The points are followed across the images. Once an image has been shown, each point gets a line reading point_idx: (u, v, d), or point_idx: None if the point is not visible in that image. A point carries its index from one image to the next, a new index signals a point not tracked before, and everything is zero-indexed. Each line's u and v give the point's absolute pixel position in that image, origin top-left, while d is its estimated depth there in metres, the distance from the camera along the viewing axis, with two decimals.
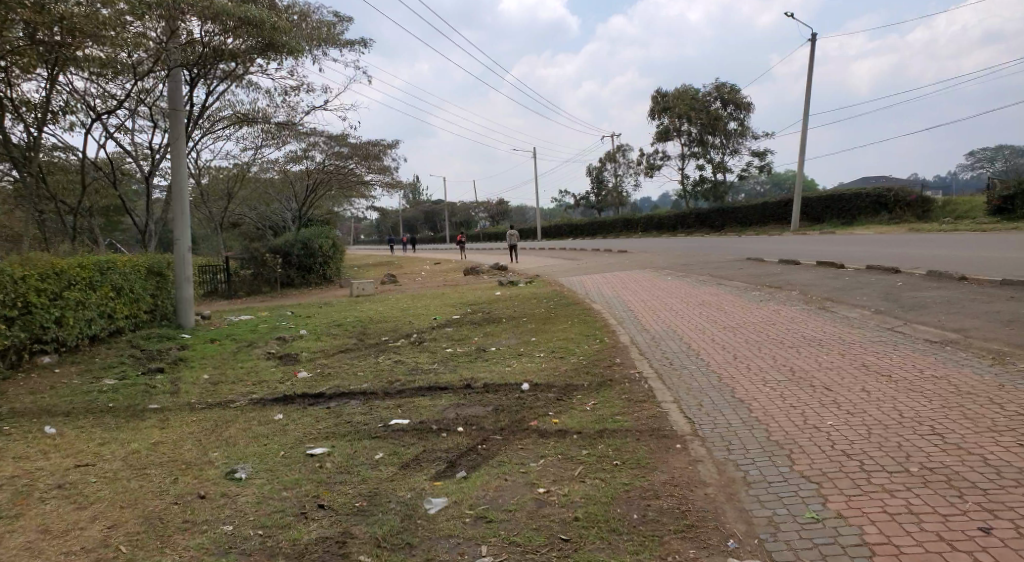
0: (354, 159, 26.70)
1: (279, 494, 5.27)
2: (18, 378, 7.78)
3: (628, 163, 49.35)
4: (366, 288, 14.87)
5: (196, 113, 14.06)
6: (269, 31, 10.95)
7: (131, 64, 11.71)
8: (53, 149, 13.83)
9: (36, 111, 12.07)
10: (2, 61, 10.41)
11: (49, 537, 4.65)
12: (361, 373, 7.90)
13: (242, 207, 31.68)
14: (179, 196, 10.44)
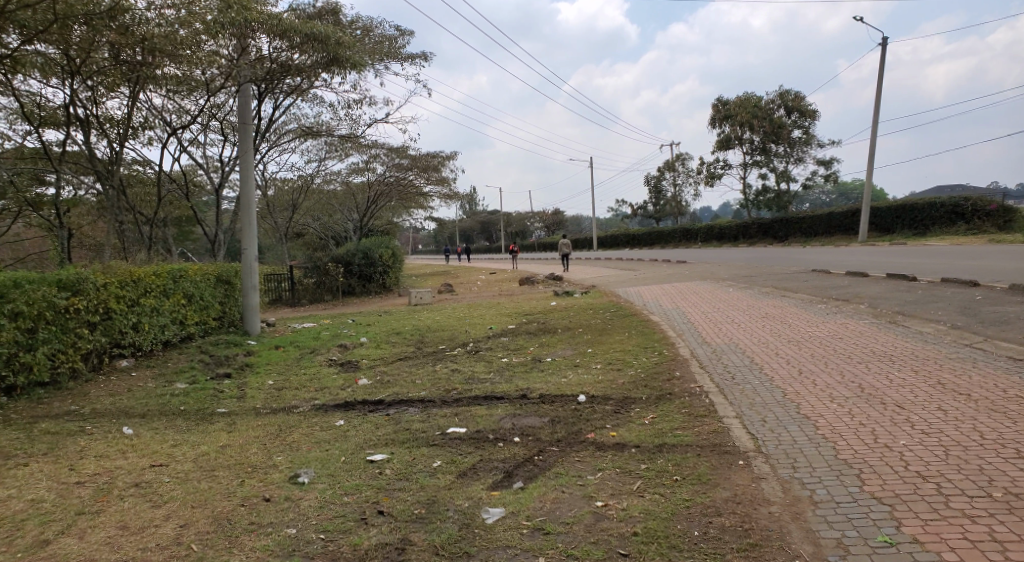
0: (414, 171, 27.17)
1: (340, 500, 5.37)
2: (99, 380, 8.18)
3: (688, 172, 48.70)
4: (424, 298, 15.09)
5: (263, 127, 14.56)
6: (333, 46, 11.42)
7: (204, 81, 12.21)
8: (132, 163, 14.57)
9: (118, 127, 12.75)
10: (89, 80, 11.08)
11: (126, 533, 4.86)
12: (419, 381, 8.00)
13: (306, 218, 32.63)
14: (247, 207, 10.80)
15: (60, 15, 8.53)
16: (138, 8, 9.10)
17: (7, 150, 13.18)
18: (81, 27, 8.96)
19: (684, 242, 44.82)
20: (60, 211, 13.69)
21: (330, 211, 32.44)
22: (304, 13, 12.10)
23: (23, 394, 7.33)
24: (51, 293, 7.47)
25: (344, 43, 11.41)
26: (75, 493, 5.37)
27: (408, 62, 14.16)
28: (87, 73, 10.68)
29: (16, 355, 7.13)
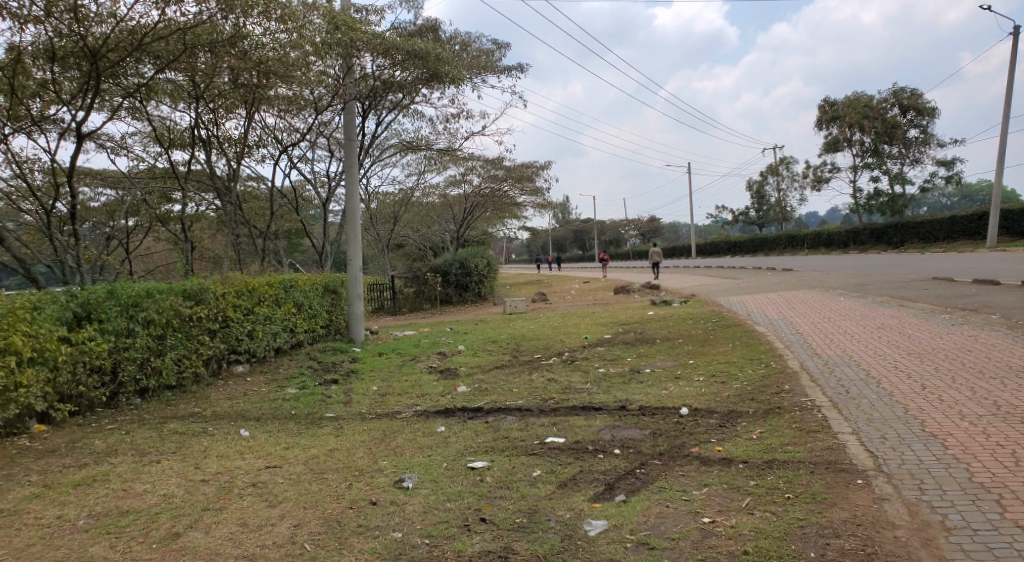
0: (510, 182, 27.46)
1: (444, 506, 5.46)
2: (219, 384, 8.72)
3: (794, 176, 46.85)
4: (519, 306, 15.19)
5: (365, 143, 15.15)
6: (432, 62, 11.73)
7: (313, 100, 12.84)
8: (247, 180, 15.54)
9: (236, 146, 13.55)
10: (211, 104, 11.94)
11: (247, 530, 5.11)
12: (516, 390, 8.04)
13: (406, 230, 33.74)
14: (351, 220, 11.21)
15: (189, 44, 9.33)
16: (257, 34, 9.69)
17: (140, 171, 14.37)
18: (205, 54, 9.69)
19: (790, 248, 43.00)
20: (185, 226, 14.72)
21: (429, 223, 33.30)
22: (405, 32, 12.50)
23: (154, 396, 7.91)
24: (178, 302, 8.11)
25: (442, 58, 11.65)
26: (201, 491, 5.71)
27: (505, 74, 14.31)
28: (209, 97, 11.53)
29: (148, 360, 7.74)
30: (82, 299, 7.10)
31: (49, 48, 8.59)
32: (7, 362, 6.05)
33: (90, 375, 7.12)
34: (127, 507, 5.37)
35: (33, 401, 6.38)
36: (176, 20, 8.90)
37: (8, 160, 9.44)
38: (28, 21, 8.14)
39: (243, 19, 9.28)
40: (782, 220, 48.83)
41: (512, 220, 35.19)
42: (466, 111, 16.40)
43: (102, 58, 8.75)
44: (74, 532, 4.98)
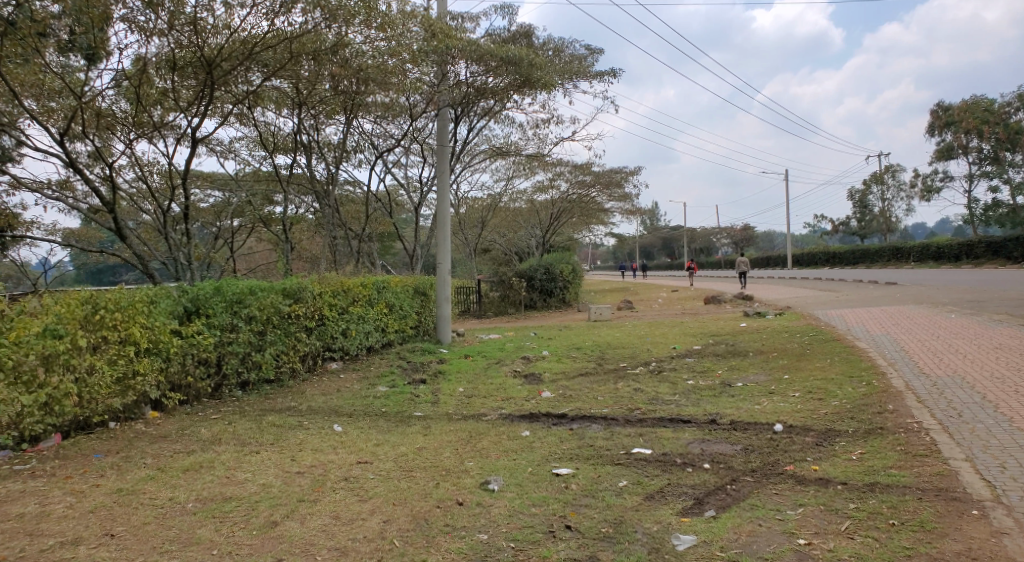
0: (598, 189, 27.29)
1: (529, 510, 5.46)
2: (314, 379, 9.09)
3: (900, 185, 44.52)
4: (604, 314, 15.06)
5: (457, 149, 15.44)
6: (525, 68, 11.83)
7: (409, 107, 13.19)
8: (343, 184, 16.14)
9: (335, 150, 14.16)
10: (314, 110, 12.49)
11: (338, 523, 5.27)
12: (602, 398, 7.98)
13: (492, 235, 34.26)
14: (442, 223, 11.44)
15: (295, 53, 9.68)
16: (358, 42, 9.99)
17: (245, 174, 15.18)
18: (309, 62, 10.10)
19: (891, 260, 40.71)
20: (285, 227, 15.37)
21: (515, 228, 33.66)
22: (499, 38, 12.65)
23: (254, 389, 8.33)
24: (278, 300, 8.51)
25: (536, 64, 11.73)
26: (297, 482, 5.94)
27: (598, 80, 14.29)
28: (312, 104, 12.03)
29: (249, 354, 8.16)
30: (192, 294, 7.54)
31: (170, 59, 9.19)
32: (127, 352, 6.67)
33: (198, 367, 7.60)
34: (230, 493, 5.64)
35: (148, 389, 6.93)
36: (284, 29, 9.30)
37: (133, 163, 10.16)
38: (154, 33, 8.72)
39: (345, 28, 9.64)
40: (886, 231, 46.43)
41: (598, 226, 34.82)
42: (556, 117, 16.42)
43: (217, 66, 9.28)
44: (183, 514, 5.26)
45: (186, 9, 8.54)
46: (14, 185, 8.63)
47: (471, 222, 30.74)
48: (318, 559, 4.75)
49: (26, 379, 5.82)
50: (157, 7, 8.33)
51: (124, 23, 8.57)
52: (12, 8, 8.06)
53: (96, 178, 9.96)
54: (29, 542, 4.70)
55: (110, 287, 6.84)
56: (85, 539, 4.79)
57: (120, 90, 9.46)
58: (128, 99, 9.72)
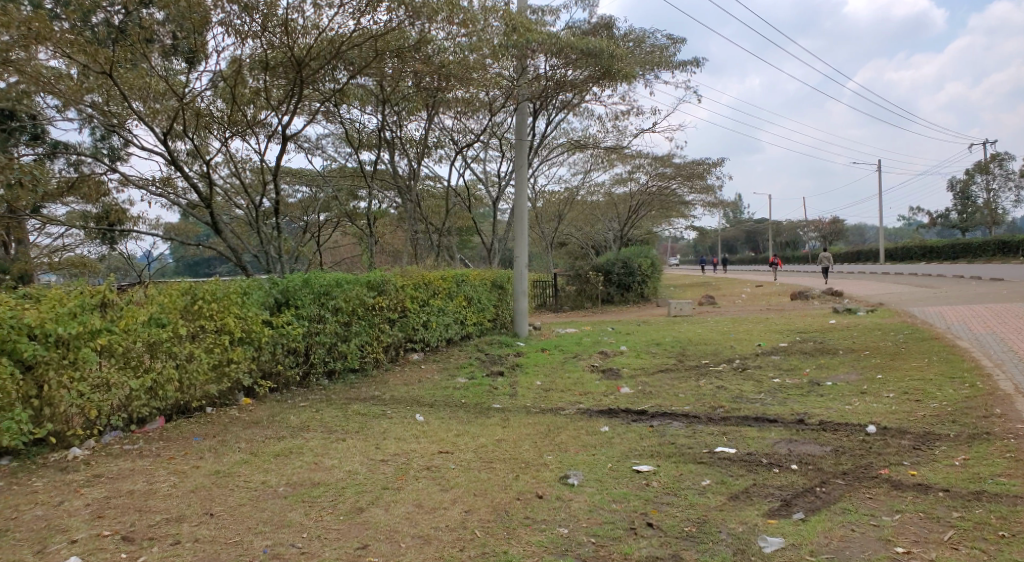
0: (678, 182, 26.34)
1: (609, 506, 5.42)
2: (396, 369, 9.33)
3: (1007, 175, 41.76)
4: (684, 309, 14.83)
5: (535, 143, 15.48)
6: (606, 60, 11.68)
7: (488, 102, 13.24)
8: (424, 179, 16.44)
9: (417, 146, 14.41)
10: (398, 107, 12.77)
11: (421, 511, 5.36)
12: (683, 395, 7.84)
13: (569, 229, 34.24)
14: (519, 217, 11.48)
15: (379, 51, 9.93)
16: (440, 38, 10.15)
17: (332, 170, 15.62)
18: (393, 60, 10.36)
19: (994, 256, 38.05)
20: (369, 221, 15.76)
21: (592, 222, 33.52)
22: (579, 30, 12.52)
23: (339, 378, 8.62)
24: (363, 292, 8.78)
25: (617, 56, 11.58)
26: (381, 470, 6.09)
27: (680, 70, 13.98)
28: (395, 101, 12.41)
29: (335, 344, 8.46)
30: (283, 286, 7.85)
31: (263, 60, 9.52)
32: (222, 340, 7.05)
33: (288, 355, 7.94)
34: (318, 479, 5.83)
35: (241, 376, 7.30)
36: (370, 28, 9.50)
37: (228, 160, 10.62)
38: (248, 36, 9.08)
39: (428, 25, 9.77)
40: (991, 224, 43.53)
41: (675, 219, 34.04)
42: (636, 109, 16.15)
43: (306, 66, 9.58)
44: (275, 497, 5.48)
45: (278, 11, 8.84)
46: (124, 182, 9.20)
47: (548, 216, 30.75)
48: (402, 546, 4.84)
49: (135, 363, 6.31)
50: (252, 11, 8.68)
51: (222, 27, 8.96)
52: (122, 17, 8.89)
53: (194, 175, 10.49)
54: (139, 518, 5.00)
55: (208, 278, 7.25)
56: (188, 517, 5.06)
57: (217, 90, 9.88)
58: (224, 100, 10.17)
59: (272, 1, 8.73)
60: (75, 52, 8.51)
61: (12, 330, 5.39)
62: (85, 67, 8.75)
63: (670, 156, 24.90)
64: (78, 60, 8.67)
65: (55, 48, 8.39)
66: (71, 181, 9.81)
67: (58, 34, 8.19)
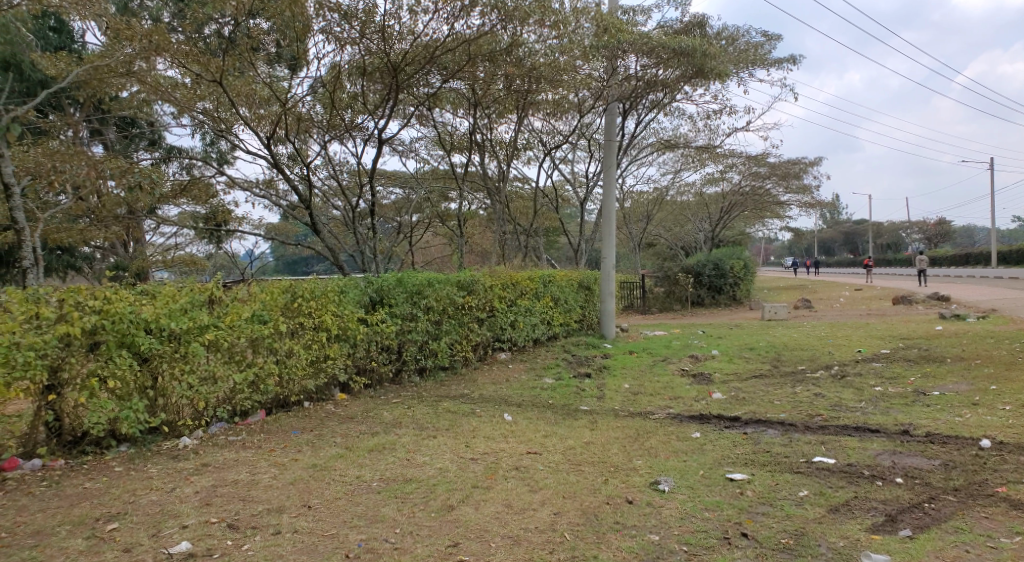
0: (773, 180, 25.34)
1: (701, 514, 5.27)
2: (484, 367, 9.49)
3: None
4: (779, 313, 14.37)
5: (623, 143, 15.31)
6: (698, 58, 11.46)
7: (577, 103, 13.30)
8: (513, 181, 16.61)
9: (506, 149, 14.58)
10: (489, 110, 12.96)
11: (510, 512, 5.35)
12: (779, 402, 7.58)
13: (658, 229, 34.00)
14: (606, 218, 11.42)
15: (472, 55, 10.10)
16: (531, 41, 10.27)
17: (425, 172, 15.97)
18: (485, 64, 10.48)
19: None
20: (459, 222, 16.01)
21: (681, 221, 33.17)
22: (670, 30, 12.29)
23: (430, 375, 8.82)
24: (454, 292, 9.01)
25: (710, 54, 11.36)
26: (471, 468, 6.15)
27: (775, 68, 13.55)
28: (486, 104, 12.54)
29: (427, 342, 8.69)
30: (377, 285, 8.10)
31: (361, 65, 9.80)
32: (320, 337, 7.35)
33: (382, 352, 8.20)
34: (410, 475, 5.94)
35: (338, 372, 7.59)
36: (463, 32, 9.68)
37: (326, 163, 10.97)
38: (347, 42, 9.35)
39: (520, 29, 9.86)
40: None
41: (765, 220, 32.92)
42: (730, 108, 15.63)
43: (401, 71, 9.78)
44: (369, 492, 5.61)
45: (375, 18, 9.08)
46: (230, 185, 9.61)
47: (635, 216, 30.49)
48: (492, 545, 4.86)
49: (238, 358, 6.63)
50: (351, 17, 8.95)
51: (323, 35, 9.26)
52: (231, 27, 9.31)
53: (295, 178, 10.86)
54: (242, 507, 5.21)
55: (307, 277, 7.54)
56: (287, 508, 5.24)
57: (317, 96, 10.26)
58: (323, 105, 10.51)
59: (370, 8, 8.97)
60: (190, 61, 8.88)
61: (132, 325, 5.83)
62: (198, 76, 9.08)
63: (765, 155, 23.71)
64: (193, 69, 9.02)
65: (172, 59, 8.83)
66: (183, 185, 10.00)
67: (175, 45, 8.65)
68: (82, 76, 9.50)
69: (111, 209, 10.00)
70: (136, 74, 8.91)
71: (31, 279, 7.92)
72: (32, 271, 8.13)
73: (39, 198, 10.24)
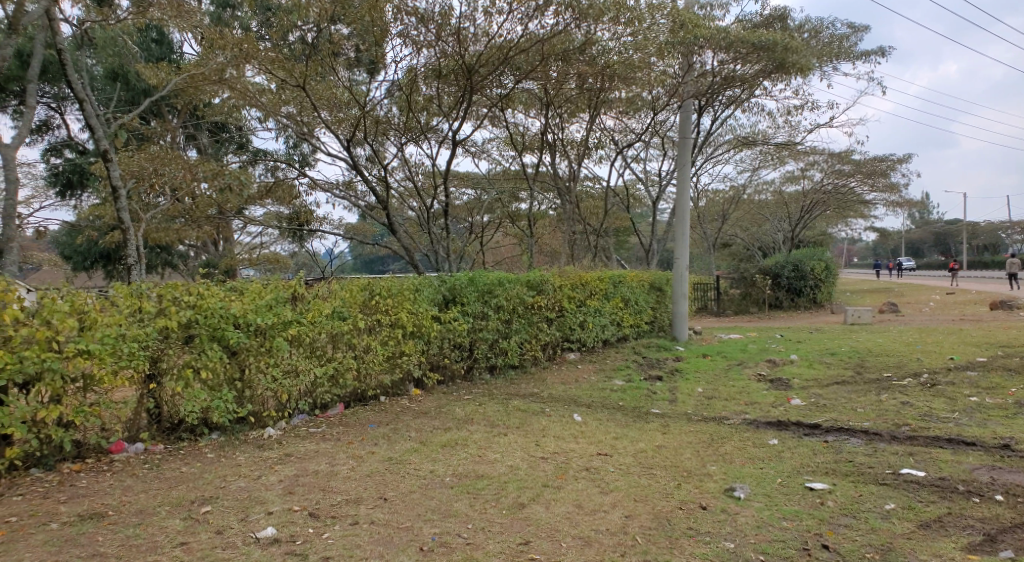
0: (859, 179, 23.97)
1: (779, 523, 5.12)
2: (553, 367, 9.52)
3: None
4: (862, 317, 13.78)
5: (699, 141, 15.02)
6: (779, 53, 11.12)
7: (651, 100, 13.17)
8: (584, 180, 16.58)
9: (578, 148, 14.56)
10: (562, 109, 12.98)
11: (581, 513, 5.34)
12: (862, 410, 7.28)
13: (734, 229, 33.22)
14: (680, 218, 11.25)
15: (545, 55, 10.14)
16: (605, 39, 10.20)
17: (497, 173, 16.11)
18: (558, 63, 10.49)
19: None
20: (530, 222, 16.06)
21: (758, 221, 32.25)
22: (750, 24, 11.98)
23: (501, 373, 8.92)
24: (523, 291, 9.10)
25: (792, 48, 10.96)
26: (541, 467, 6.17)
27: (862, 60, 12.97)
28: (558, 104, 12.56)
29: (497, 341, 8.80)
30: (449, 284, 8.29)
31: (436, 68, 9.98)
32: (396, 333, 7.55)
33: (454, 350, 8.35)
34: (482, 472, 6.02)
35: (412, 367, 7.77)
36: (536, 32, 9.75)
37: (402, 164, 11.23)
38: (423, 46, 9.57)
39: (593, 27, 9.90)
40: None
41: (847, 220, 31.52)
42: (811, 103, 15.06)
43: (476, 72, 9.91)
44: (443, 487, 5.72)
45: (451, 20, 9.30)
46: (312, 186, 9.99)
47: (710, 215, 29.91)
48: (563, 545, 4.86)
49: (319, 353, 6.90)
50: (428, 21, 9.21)
51: (401, 39, 9.49)
52: (314, 33, 9.53)
53: (373, 179, 11.16)
54: (323, 497, 5.41)
55: (383, 276, 7.77)
56: (365, 500, 5.41)
57: (394, 99, 10.53)
58: (400, 108, 10.78)
59: (446, 11, 9.16)
60: (276, 68, 9.31)
61: (222, 319, 6.15)
62: (284, 81, 9.50)
63: (850, 152, 22.78)
64: (278, 75, 9.43)
65: (260, 65, 9.26)
66: (269, 186, 10.44)
67: (262, 53, 9.08)
68: (180, 84, 10.09)
69: (204, 210, 10.54)
70: (227, 81, 9.38)
71: (134, 275, 8.29)
72: (136, 267, 8.51)
73: (141, 200, 10.93)
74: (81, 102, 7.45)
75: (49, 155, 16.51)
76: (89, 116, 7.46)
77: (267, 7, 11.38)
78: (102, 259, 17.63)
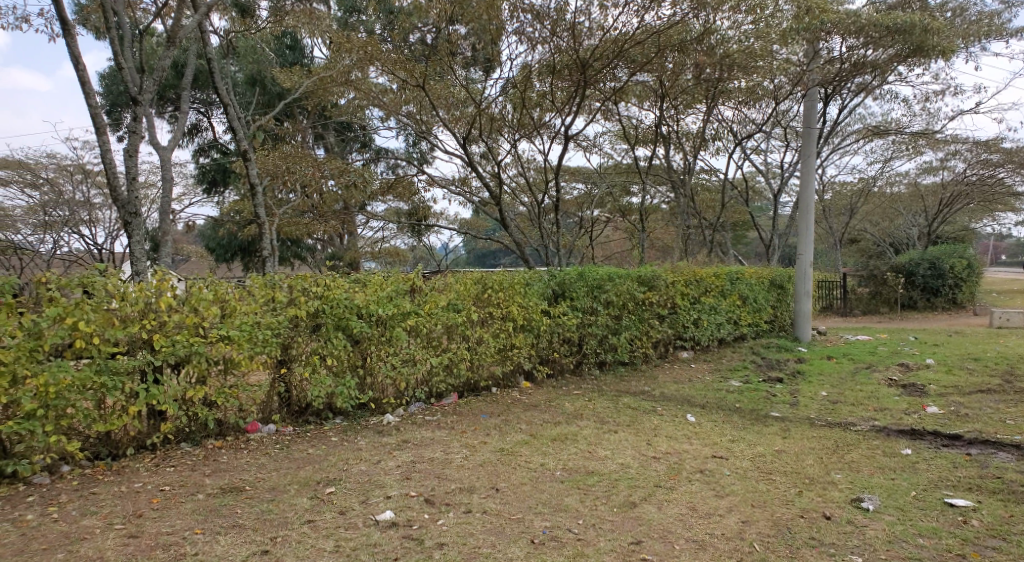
0: (1007, 167, 21.87)
1: (914, 540, 4.79)
2: (665, 364, 9.39)
3: None
4: (1011, 320, 12.65)
5: (824, 131, 14.23)
6: (917, 35, 10.31)
7: (771, 90, 12.74)
8: (699, 173, 16.15)
9: (694, 140, 14.24)
10: (679, 102, 12.72)
11: (696, 516, 5.20)
12: (1012, 423, 6.66)
13: (861, 221, 31.30)
14: (803, 212, 10.73)
15: (662, 46, 9.96)
16: (724, 27, 9.89)
17: (608, 167, 16.01)
18: (675, 54, 10.32)
19: None
20: (642, 216, 15.84)
21: (890, 212, 30.20)
22: (884, 5, 11.23)
23: (611, 369, 8.89)
24: (634, 287, 9.00)
25: (932, 29, 10.16)
26: (653, 467, 6.07)
27: (1016, 38, 11.81)
28: (674, 96, 12.29)
29: (607, 337, 8.77)
30: (561, 278, 8.33)
31: (550, 64, 10.00)
32: (508, 326, 7.72)
33: (564, 344, 8.41)
34: (593, 468, 6.01)
35: (523, 360, 7.90)
36: (653, 24, 9.57)
37: (514, 160, 11.39)
38: (539, 42, 9.66)
39: (712, 15, 9.66)
40: None
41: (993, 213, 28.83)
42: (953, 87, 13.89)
43: (590, 67, 9.89)
44: (553, 480, 5.75)
45: (566, 16, 9.32)
46: (430, 183, 10.31)
47: (834, 209, 28.37)
48: (676, 547, 4.76)
49: (435, 343, 7.15)
50: (543, 18, 9.29)
51: (517, 36, 9.59)
52: (433, 34, 9.83)
53: (486, 175, 11.42)
54: (438, 484, 5.58)
55: (496, 270, 7.92)
56: (478, 489, 5.53)
57: (508, 97, 10.68)
58: (514, 105, 10.91)
59: (562, 7, 9.19)
60: (397, 69, 9.63)
61: (346, 309, 6.50)
62: (404, 82, 9.86)
63: (998, 140, 20.80)
64: (399, 75, 9.75)
65: (382, 67, 9.63)
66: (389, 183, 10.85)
67: (385, 54, 9.42)
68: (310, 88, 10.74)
69: (331, 204, 11.10)
70: (352, 82, 9.89)
71: (268, 267, 8.86)
72: (271, 259, 9.07)
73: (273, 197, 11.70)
74: (225, 106, 8.00)
75: (197, 156, 17.97)
76: (232, 118, 8.02)
77: (390, 10, 11.85)
78: (240, 251, 19.01)
